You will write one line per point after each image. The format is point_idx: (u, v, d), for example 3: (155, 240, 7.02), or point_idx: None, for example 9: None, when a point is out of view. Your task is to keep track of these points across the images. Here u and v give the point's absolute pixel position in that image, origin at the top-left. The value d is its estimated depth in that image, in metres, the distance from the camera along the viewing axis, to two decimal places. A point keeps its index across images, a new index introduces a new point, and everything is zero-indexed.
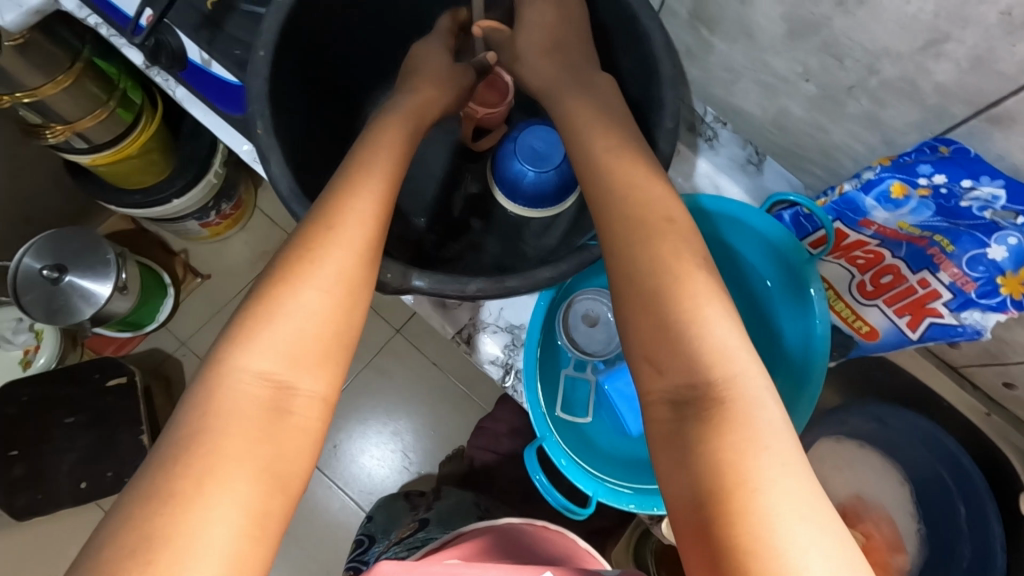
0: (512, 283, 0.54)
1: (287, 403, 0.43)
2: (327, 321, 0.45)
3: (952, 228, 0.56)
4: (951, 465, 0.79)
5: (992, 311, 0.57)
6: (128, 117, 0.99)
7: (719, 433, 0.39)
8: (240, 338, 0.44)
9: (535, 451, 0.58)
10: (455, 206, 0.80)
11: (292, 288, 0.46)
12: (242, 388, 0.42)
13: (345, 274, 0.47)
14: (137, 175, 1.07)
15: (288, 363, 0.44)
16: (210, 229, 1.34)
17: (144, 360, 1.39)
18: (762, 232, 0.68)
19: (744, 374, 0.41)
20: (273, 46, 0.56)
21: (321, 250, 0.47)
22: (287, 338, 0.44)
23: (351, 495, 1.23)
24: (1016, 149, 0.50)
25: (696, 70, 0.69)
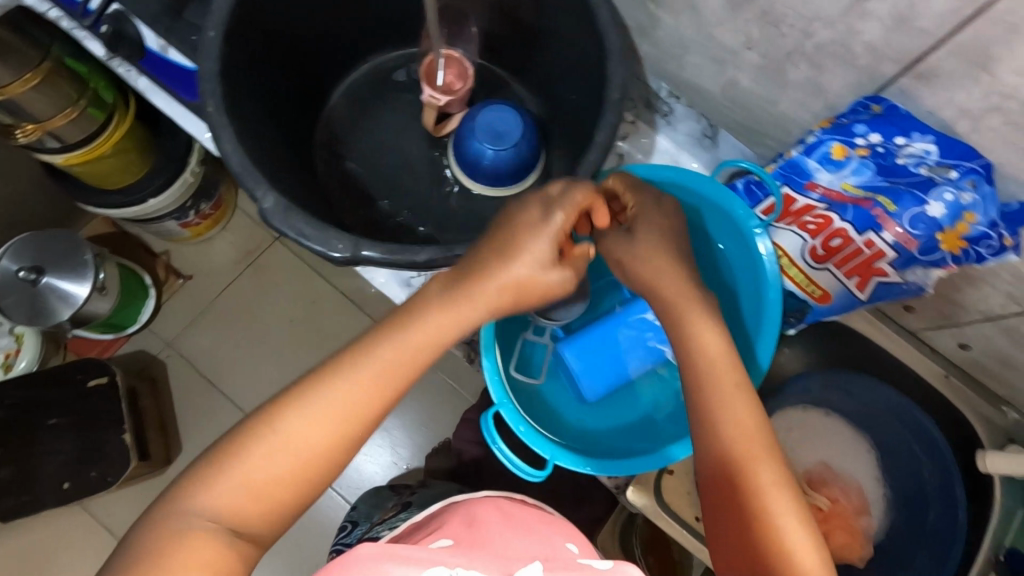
0: (462, 253, 0.55)
1: (229, 553, 0.44)
2: (282, 484, 0.46)
3: (891, 187, 0.58)
4: (913, 428, 0.81)
5: (933, 267, 0.59)
6: (99, 116, 0.99)
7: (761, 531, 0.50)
8: (204, 477, 0.45)
9: (489, 417, 0.58)
10: (420, 189, 0.79)
11: (262, 443, 0.46)
12: (190, 526, 0.44)
13: (316, 446, 0.46)
14: (114, 176, 1.08)
15: (237, 513, 0.45)
16: (191, 230, 1.32)
17: (131, 362, 1.39)
18: (714, 200, 0.70)
19: (775, 486, 0.51)
20: (224, 28, 0.57)
21: (307, 416, 0.46)
22: (244, 490, 0.45)
23: (338, 488, 1.24)
24: (944, 104, 0.51)
25: (646, 45, 0.70)
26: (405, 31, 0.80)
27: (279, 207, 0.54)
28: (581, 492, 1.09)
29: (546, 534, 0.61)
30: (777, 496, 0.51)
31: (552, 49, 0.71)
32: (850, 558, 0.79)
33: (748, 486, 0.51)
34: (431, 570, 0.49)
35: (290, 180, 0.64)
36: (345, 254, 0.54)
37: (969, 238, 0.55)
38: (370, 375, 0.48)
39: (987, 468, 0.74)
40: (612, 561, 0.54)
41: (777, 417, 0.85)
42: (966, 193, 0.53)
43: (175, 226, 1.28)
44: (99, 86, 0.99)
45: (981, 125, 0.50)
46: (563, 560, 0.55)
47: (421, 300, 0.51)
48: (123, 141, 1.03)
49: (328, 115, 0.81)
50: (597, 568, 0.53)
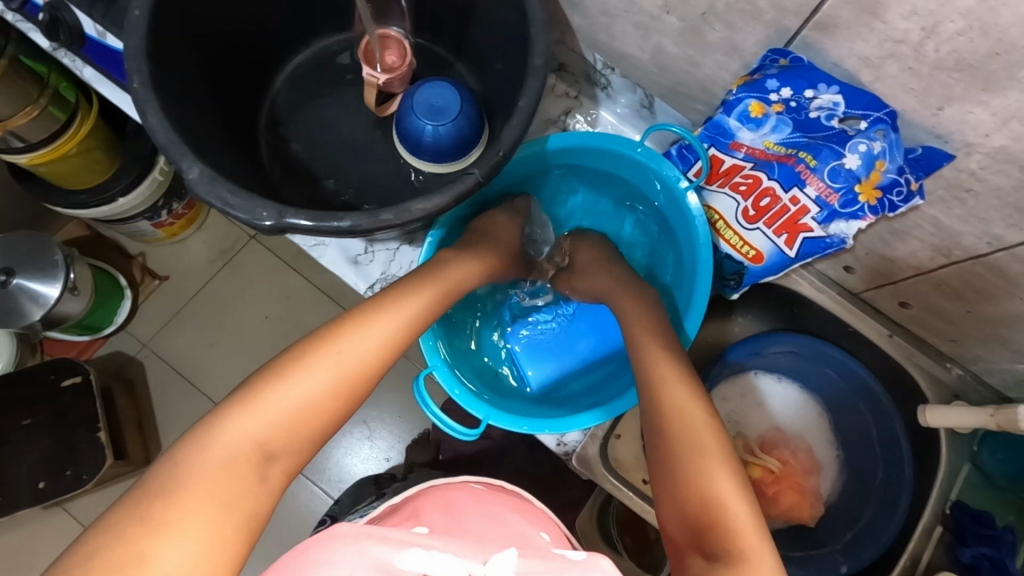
0: (386, 218, 0.57)
1: (268, 476, 0.46)
2: (319, 411, 0.50)
3: (811, 142, 0.61)
4: (858, 388, 0.83)
5: (852, 220, 0.61)
6: (61, 115, 0.93)
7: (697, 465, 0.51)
8: (242, 406, 0.48)
9: (419, 380, 0.63)
10: (368, 166, 0.80)
11: (298, 373, 0.50)
12: (229, 450, 0.45)
13: (349, 379, 0.52)
14: (77, 176, 1.00)
15: (274, 438, 0.47)
16: (164, 231, 1.22)
17: (105, 366, 1.27)
18: (636, 180, 0.76)
19: (708, 428, 0.53)
20: (149, 6, 0.58)
21: (340, 353, 0.53)
22: (282, 415, 0.48)
23: (319, 483, 1.21)
24: (846, 55, 0.53)
25: (577, 17, 0.71)
26: (345, 13, 0.81)
27: (205, 177, 0.55)
28: (558, 476, 1.05)
29: (516, 526, 0.59)
30: (710, 437, 0.52)
31: (488, 24, 0.72)
32: (800, 517, 0.81)
33: (686, 428, 0.53)
34: (407, 551, 0.45)
35: (223, 161, 0.67)
36: (271, 222, 0.55)
37: (883, 187, 0.58)
38: (395, 319, 0.58)
39: (927, 422, 0.75)
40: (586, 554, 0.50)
41: (734, 381, 0.88)
42: (876, 143, 0.56)
43: (148, 226, 1.18)
44: (61, 85, 0.94)
45: (882, 73, 0.52)
46: (535, 551, 0.53)
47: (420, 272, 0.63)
48: (88, 139, 0.97)
49: (272, 100, 0.82)
50: (570, 560, 0.50)
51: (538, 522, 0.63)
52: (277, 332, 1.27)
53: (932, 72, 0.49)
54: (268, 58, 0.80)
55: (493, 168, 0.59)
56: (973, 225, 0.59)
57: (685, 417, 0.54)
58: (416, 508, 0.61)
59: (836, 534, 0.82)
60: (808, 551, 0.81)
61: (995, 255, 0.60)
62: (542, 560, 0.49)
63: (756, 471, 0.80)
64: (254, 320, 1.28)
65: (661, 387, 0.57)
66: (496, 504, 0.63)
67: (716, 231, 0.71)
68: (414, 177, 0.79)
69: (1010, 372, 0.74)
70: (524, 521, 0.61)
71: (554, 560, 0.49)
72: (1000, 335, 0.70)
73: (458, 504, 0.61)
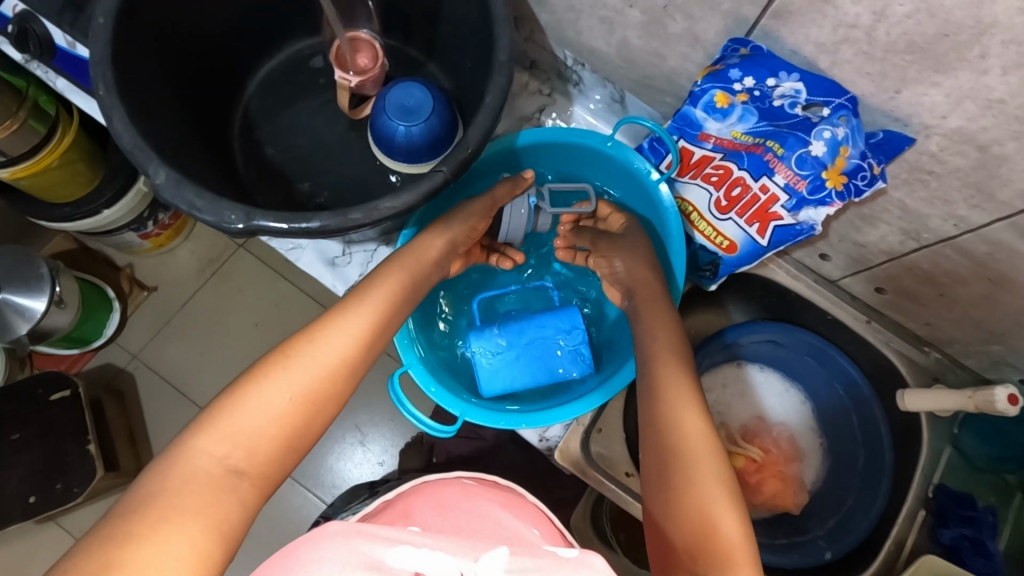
0: (355, 217, 0.57)
1: (239, 492, 0.46)
2: (285, 421, 0.49)
3: (777, 131, 0.61)
4: (838, 374, 0.83)
5: (821, 207, 0.61)
6: (41, 128, 0.93)
7: (694, 487, 0.51)
8: (206, 423, 0.47)
9: (394, 380, 0.64)
10: (343, 168, 0.80)
11: (259, 385, 0.50)
12: (195, 469, 0.45)
13: (315, 386, 0.51)
14: (62, 189, 1.00)
15: (242, 453, 0.47)
16: (151, 241, 1.22)
17: (95, 379, 1.27)
18: (596, 161, 0.76)
19: (706, 446, 0.53)
20: (114, 14, 0.59)
21: (304, 360, 0.52)
22: (248, 430, 0.48)
23: (312, 488, 1.20)
24: (803, 42, 0.54)
25: (544, 14, 0.72)
26: (315, 16, 0.82)
27: (171, 181, 0.56)
28: (549, 473, 1.05)
29: (507, 523, 0.58)
30: (708, 458, 0.52)
31: (457, 24, 0.73)
32: (784, 505, 0.81)
33: (685, 445, 0.53)
34: (397, 548, 0.42)
35: (193, 166, 0.67)
36: (241, 225, 0.56)
37: (848, 172, 0.58)
38: (360, 320, 0.57)
39: (906, 406, 0.76)
40: (578, 550, 0.45)
41: (716, 371, 0.88)
42: (840, 129, 0.56)
43: (135, 237, 1.18)
44: (40, 99, 0.94)
45: (839, 59, 0.53)
46: (528, 548, 0.49)
47: (385, 271, 0.62)
48: (71, 151, 0.97)
49: (246, 106, 0.83)
50: (562, 557, 0.45)
51: (529, 518, 0.62)
52: (268, 337, 1.28)
53: (885, 55, 0.49)
54: (240, 63, 0.80)
55: (462, 164, 0.60)
56: (938, 207, 0.59)
57: (683, 435, 0.54)
58: (407, 506, 0.61)
59: (819, 519, 0.82)
60: (790, 539, 0.81)
61: (962, 236, 0.60)
62: (535, 556, 0.45)
63: (739, 461, 0.81)
64: (244, 326, 1.28)
65: (660, 400, 0.57)
66: (485, 500, 0.62)
67: (690, 222, 0.71)
68: (393, 178, 0.79)
69: (985, 353, 0.74)
70: (515, 517, 0.60)
71: (545, 559, 0.44)
72: (973, 317, 0.70)
73: (448, 502, 0.61)
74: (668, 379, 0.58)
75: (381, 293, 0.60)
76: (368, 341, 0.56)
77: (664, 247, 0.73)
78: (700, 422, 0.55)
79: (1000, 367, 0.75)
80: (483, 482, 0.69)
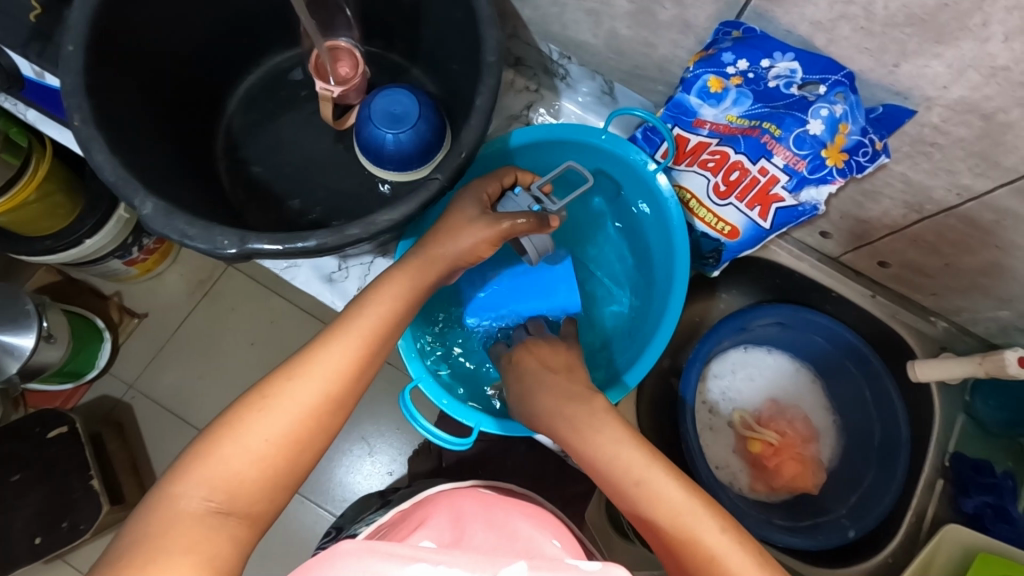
0: (353, 233, 0.56)
1: (228, 530, 0.45)
2: (270, 464, 0.47)
3: (773, 112, 0.60)
4: (848, 350, 0.82)
5: (823, 185, 0.61)
6: (14, 162, 0.90)
7: (687, 557, 0.48)
8: (186, 466, 0.46)
9: (406, 394, 0.62)
10: (332, 182, 0.78)
11: (244, 424, 0.47)
12: (179, 514, 0.44)
13: (300, 427, 0.49)
14: (40, 222, 0.97)
15: (225, 495, 0.45)
16: (138, 267, 1.19)
17: (92, 411, 1.23)
18: (661, 235, 0.71)
19: (675, 496, 0.50)
20: (85, 41, 0.57)
21: (283, 402, 0.49)
22: (229, 472, 0.46)
23: (324, 504, 1.19)
24: (798, 21, 0.53)
25: (527, 9, 0.71)
26: (292, 27, 0.80)
27: (160, 211, 0.54)
28: (562, 471, 1.04)
29: (526, 532, 0.56)
30: (680, 496, 0.50)
31: (438, 25, 0.71)
32: (805, 486, 0.81)
33: (660, 510, 0.50)
34: (412, 568, 0.40)
35: (178, 193, 0.64)
36: (235, 249, 0.54)
37: (849, 150, 0.57)
38: (351, 349, 0.52)
39: (917, 378, 0.76)
40: (600, 563, 0.44)
41: (725, 359, 0.88)
42: (838, 106, 0.55)
43: (121, 264, 1.15)
44: (11, 131, 0.90)
45: (836, 36, 0.52)
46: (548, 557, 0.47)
47: (382, 284, 0.56)
48: (48, 183, 0.94)
49: (227, 124, 0.81)
50: (582, 570, 0.43)
51: (550, 527, 0.60)
52: (266, 357, 1.25)
53: (884, 30, 0.48)
54: (217, 81, 0.78)
55: (458, 170, 0.58)
56: (941, 178, 0.59)
57: (651, 498, 0.50)
58: (425, 517, 0.59)
59: (839, 497, 0.82)
60: (813, 520, 0.81)
61: (967, 206, 0.60)
62: (555, 570, 0.43)
63: (756, 445, 0.82)
64: (240, 348, 1.26)
65: (613, 477, 0.52)
66: (507, 510, 0.61)
67: (690, 210, 0.69)
68: (384, 188, 0.77)
69: (992, 319, 0.75)
70: (535, 527, 0.58)
71: (566, 571, 0.43)
72: (979, 285, 0.70)
73: (466, 512, 0.59)
74: (609, 447, 0.53)
75: (374, 319, 0.54)
76: (359, 373, 0.52)
77: (666, 243, 0.70)
78: (661, 476, 0.51)
79: (1007, 332, 0.75)
80: (502, 489, 0.68)
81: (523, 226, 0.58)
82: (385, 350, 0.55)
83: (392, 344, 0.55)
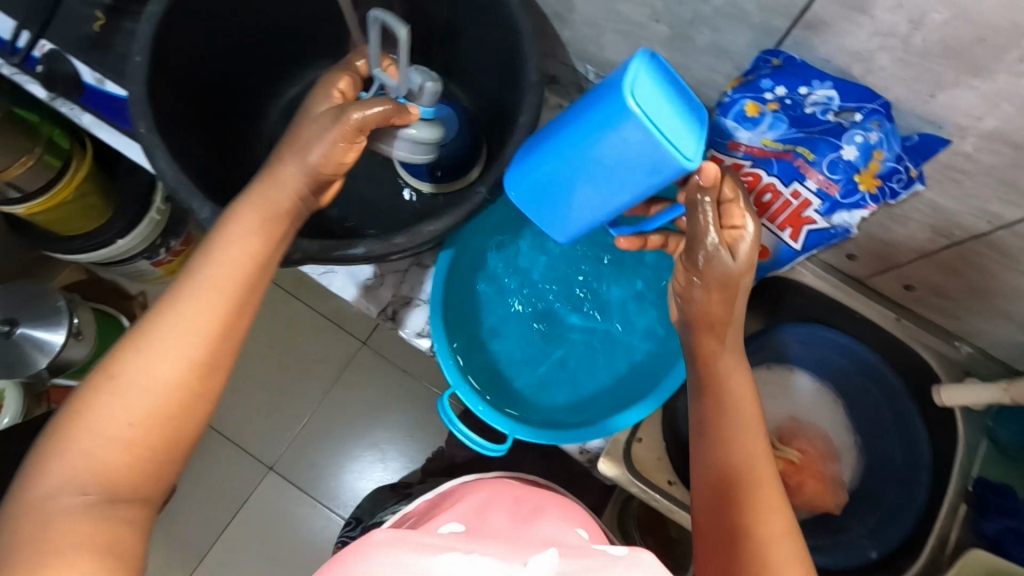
0: (400, 242, 0.58)
1: (119, 512, 0.44)
2: (145, 443, 0.45)
3: (808, 137, 0.60)
4: (869, 369, 0.83)
5: (856, 209, 0.61)
6: (54, 163, 0.92)
7: (730, 541, 0.52)
8: (45, 463, 0.44)
9: (445, 399, 0.63)
10: (368, 191, 0.81)
11: (100, 411, 0.45)
12: (52, 511, 0.42)
13: (171, 399, 0.47)
14: (72, 223, 1.00)
15: (106, 481, 0.44)
16: (165, 268, 1.22)
17: None
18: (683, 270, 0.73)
19: (762, 464, 0.55)
20: (149, 53, 0.60)
21: (136, 381, 0.46)
22: (99, 457, 0.44)
23: (335, 509, 1.20)
24: (836, 51, 0.55)
25: (566, 31, 0.74)
26: (335, 42, 0.83)
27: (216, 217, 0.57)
28: (578, 482, 1.04)
29: (551, 520, 0.57)
30: (759, 466, 0.55)
31: (479, 44, 0.74)
32: (825, 506, 0.80)
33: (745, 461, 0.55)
34: (444, 555, 0.41)
35: (224, 197, 0.67)
36: (286, 254, 0.56)
37: (882, 175, 0.58)
38: (206, 308, 0.49)
39: (943, 402, 0.76)
40: (627, 549, 0.45)
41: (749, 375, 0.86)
42: (872, 133, 0.56)
43: (150, 264, 1.17)
44: (53, 134, 0.92)
45: (872, 66, 0.54)
46: (574, 546, 0.49)
47: (204, 250, 0.51)
48: (86, 183, 0.96)
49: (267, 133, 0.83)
50: (610, 556, 0.44)
51: (576, 518, 0.61)
52: (282, 359, 1.26)
53: (922, 61, 0.50)
54: (261, 91, 0.81)
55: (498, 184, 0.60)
56: (970, 205, 0.60)
57: (742, 447, 0.56)
58: (452, 505, 0.61)
59: (861, 517, 0.81)
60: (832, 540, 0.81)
61: (996, 233, 0.61)
62: (582, 557, 0.44)
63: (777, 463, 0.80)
64: (255, 347, 1.26)
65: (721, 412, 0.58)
66: (533, 500, 0.62)
67: None
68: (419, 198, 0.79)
69: (1015, 345, 0.76)
70: (562, 516, 0.59)
71: (595, 558, 0.44)
72: (1005, 310, 0.71)
73: (494, 501, 0.60)
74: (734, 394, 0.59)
75: (185, 293, 0.49)
76: (219, 336, 0.49)
77: None
78: (758, 444, 0.56)
79: None
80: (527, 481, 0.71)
81: (376, 114, 0.54)
82: (246, 307, 0.51)
83: (249, 298, 0.52)
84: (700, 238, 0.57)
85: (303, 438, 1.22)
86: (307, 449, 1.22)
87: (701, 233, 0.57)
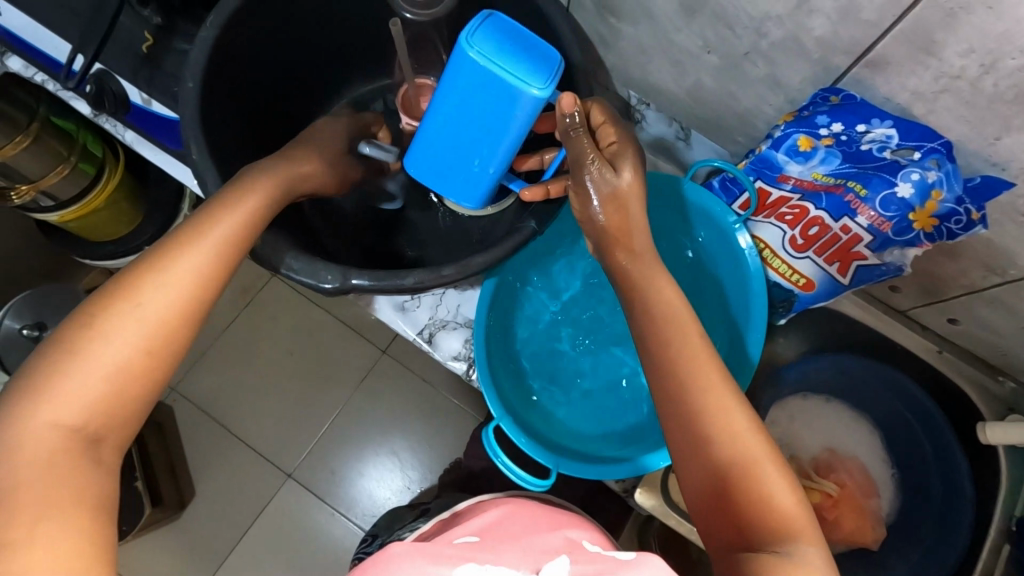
0: (448, 274, 0.57)
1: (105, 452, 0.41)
2: (144, 378, 0.43)
3: (861, 172, 0.59)
4: (910, 403, 0.81)
5: (908, 247, 0.61)
6: (90, 170, 0.92)
7: (744, 533, 0.45)
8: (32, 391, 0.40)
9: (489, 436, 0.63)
10: (406, 212, 0.80)
11: (104, 339, 0.42)
12: (36, 442, 0.39)
13: (176, 337, 0.44)
14: (104, 228, 1.00)
15: (99, 414, 0.41)
16: None
17: None
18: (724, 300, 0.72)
19: (749, 439, 0.47)
20: (202, 78, 0.60)
21: (145, 312, 0.44)
22: (95, 386, 0.41)
23: (353, 518, 1.20)
24: (898, 90, 0.54)
25: (611, 56, 0.74)
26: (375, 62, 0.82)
27: (266, 244, 0.57)
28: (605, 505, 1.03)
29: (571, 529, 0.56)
30: (750, 445, 0.47)
31: None
32: (863, 541, 0.80)
33: (730, 443, 0.47)
34: (461, 569, 0.40)
35: None
36: (335, 284, 0.56)
37: (939, 215, 0.57)
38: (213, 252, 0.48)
39: (988, 440, 0.75)
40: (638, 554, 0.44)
41: (780, 408, 0.85)
42: (931, 172, 0.55)
43: None
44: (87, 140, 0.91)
45: (936, 106, 0.53)
46: (587, 554, 0.48)
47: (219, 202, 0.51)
48: (117, 192, 0.97)
49: None
50: (622, 561, 0.43)
51: (594, 528, 0.59)
52: (306, 369, 1.26)
53: (989, 104, 0.50)
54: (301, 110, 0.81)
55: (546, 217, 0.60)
56: None
57: (722, 429, 0.48)
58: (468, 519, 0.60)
59: (900, 553, 0.80)
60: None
61: None
62: (594, 564, 0.43)
63: (815, 496, 0.79)
64: (279, 355, 1.26)
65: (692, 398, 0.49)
66: (551, 510, 0.61)
67: (763, 259, 0.68)
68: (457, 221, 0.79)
69: None
70: (581, 527, 0.58)
71: (605, 565, 0.43)
72: None
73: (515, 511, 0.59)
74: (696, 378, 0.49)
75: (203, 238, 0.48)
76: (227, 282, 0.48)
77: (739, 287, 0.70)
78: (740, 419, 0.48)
79: None
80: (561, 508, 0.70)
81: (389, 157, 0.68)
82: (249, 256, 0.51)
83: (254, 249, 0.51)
84: (583, 159, 0.56)
85: (322, 446, 1.22)
86: (327, 456, 1.22)
87: (580, 154, 0.56)
